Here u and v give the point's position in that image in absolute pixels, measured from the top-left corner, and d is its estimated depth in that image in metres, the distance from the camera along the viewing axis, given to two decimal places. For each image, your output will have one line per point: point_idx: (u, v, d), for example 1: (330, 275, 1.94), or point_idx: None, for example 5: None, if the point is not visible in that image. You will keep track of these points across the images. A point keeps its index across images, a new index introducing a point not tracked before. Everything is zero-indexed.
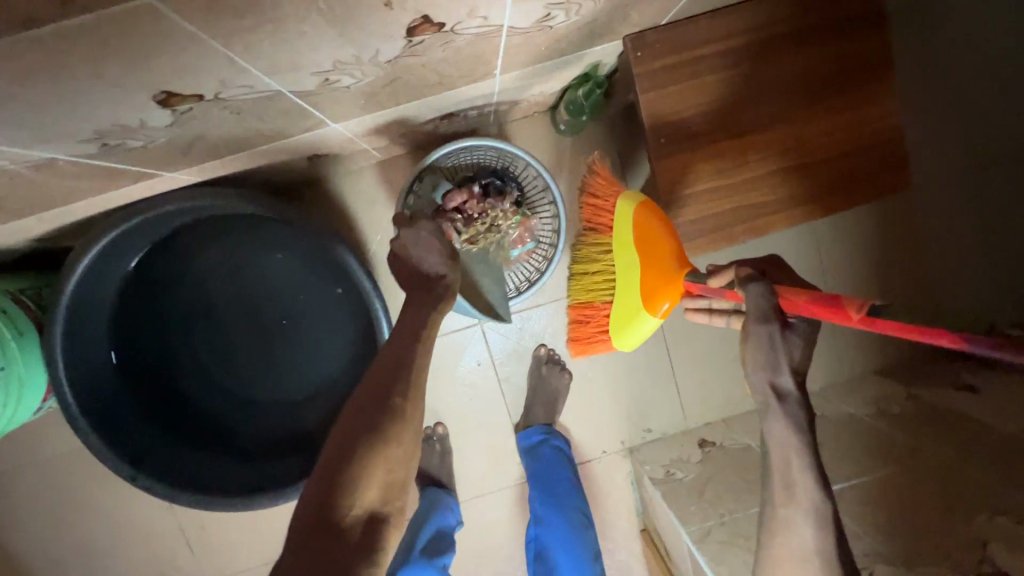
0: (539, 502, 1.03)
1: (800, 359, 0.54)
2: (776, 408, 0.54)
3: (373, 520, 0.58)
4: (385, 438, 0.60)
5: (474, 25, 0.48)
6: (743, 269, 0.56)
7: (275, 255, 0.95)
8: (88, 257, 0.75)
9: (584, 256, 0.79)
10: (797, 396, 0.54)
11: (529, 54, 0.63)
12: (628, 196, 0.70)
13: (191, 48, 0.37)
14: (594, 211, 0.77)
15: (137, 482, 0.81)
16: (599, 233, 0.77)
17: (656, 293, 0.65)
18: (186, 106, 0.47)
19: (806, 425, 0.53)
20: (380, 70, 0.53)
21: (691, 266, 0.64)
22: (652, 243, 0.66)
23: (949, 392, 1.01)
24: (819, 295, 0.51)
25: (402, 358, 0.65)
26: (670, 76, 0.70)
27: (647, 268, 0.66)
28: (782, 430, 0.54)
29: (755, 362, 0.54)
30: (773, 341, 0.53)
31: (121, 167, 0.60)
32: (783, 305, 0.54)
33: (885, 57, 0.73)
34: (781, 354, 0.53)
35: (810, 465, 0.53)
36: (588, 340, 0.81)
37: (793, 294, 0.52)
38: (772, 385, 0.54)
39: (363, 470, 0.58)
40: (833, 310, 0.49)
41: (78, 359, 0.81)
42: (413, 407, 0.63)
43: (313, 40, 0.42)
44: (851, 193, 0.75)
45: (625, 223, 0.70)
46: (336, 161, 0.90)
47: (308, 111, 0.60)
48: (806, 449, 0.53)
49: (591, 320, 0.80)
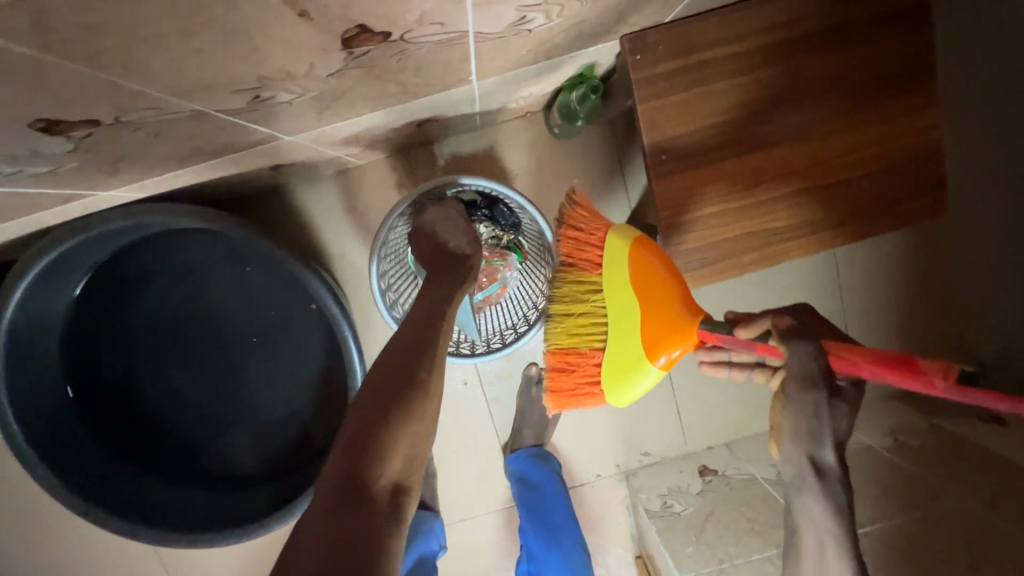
0: (533, 537, 0.96)
1: (846, 430, 0.46)
2: (814, 485, 0.45)
3: (398, 493, 0.52)
4: (411, 409, 0.55)
5: (430, 33, 0.40)
6: (778, 318, 0.49)
7: (242, 270, 0.88)
8: (28, 277, 0.68)
9: (566, 295, 0.69)
10: (839, 474, 0.45)
11: (508, 59, 0.55)
12: (621, 231, 0.65)
13: (47, 71, 0.29)
14: (575, 245, 0.68)
15: (88, 518, 0.75)
16: (584, 271, 0.68)
17: (662, 341, 0.59)
18: (83, 132, 0.39)
19: (846, 508, 0.45)
20: (324, 84, 0.45)
21: (703, 314, 0.59)
22: (654, 284, 0.60)
23: (974, 426, 0.93)
24: (888, 356, 0.43)
25: (396, 367, 0.58)
26: (673, 84, 0.61)
27: (651, 312, 0.60)
28: (818, 512, 0.45)
29: (795, 432, 0.45)
30: (818, 409, 0.44)
31: (37, 190, 0.52)
32: (837, 366, 0.46)
33: (923, 63, 0.63)
34: (825, 425, 0.45)
35: (847, 557, 0.45)
36: (569, 394, 0.70)
37: (852, 353, 0.45)
38: (811, 458, 0.45)
39: (390, 439, 0.53)
40: (909, 373, 0.42)
41: (25, 386, 0.74)
42: (436, 383, 0.58)
43: (218, 57, 0.33)
44: (882, 218, 0.66)
45: (617, 260, 0.64)
46: (307, 169, 0.82)
47: (249, 127, 0.51)
48: (845, 539, 0.45)
49: (574, 370, 0.68)
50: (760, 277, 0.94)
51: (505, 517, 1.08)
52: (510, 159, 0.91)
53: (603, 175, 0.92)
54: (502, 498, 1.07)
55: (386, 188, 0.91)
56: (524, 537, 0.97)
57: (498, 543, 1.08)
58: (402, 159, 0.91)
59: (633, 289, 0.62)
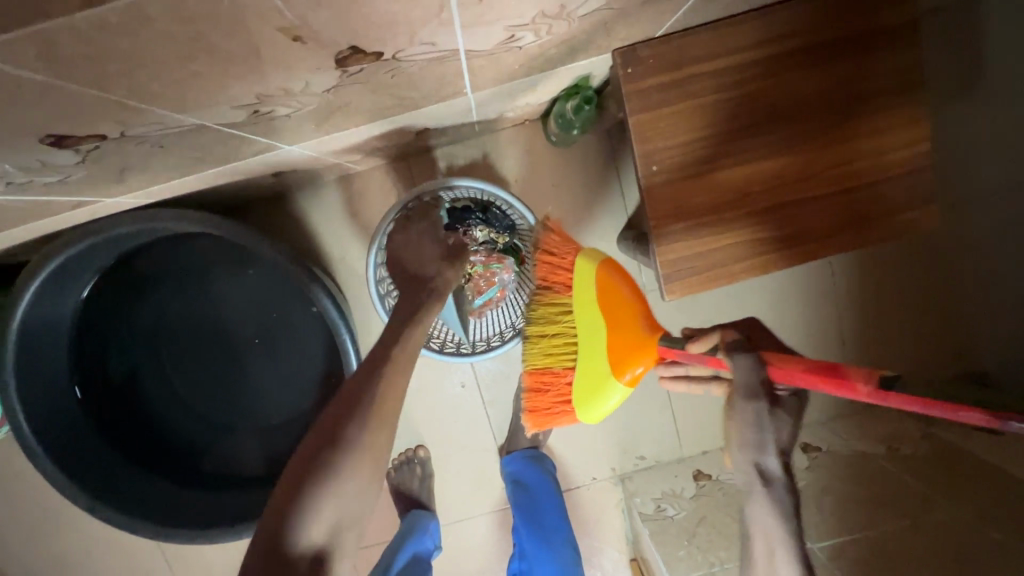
0: (526, 534, 0.97)
1: (788, 439, 0.48)
2: (761, 492, 0.47)
3: (320, 557, 0.54)
4: (340, 473, 0.56)
5: (421, 51, 0.41)
6: (726, 334, 0.54)
7: (245, 273, 0.91)
8: (36, 280, 0.70)
9: (539, 317, 0.71)
10: (785, 480, 0.48)
11: (502, 73, 0.56)
12: (589, 253, 0.67)
13: (52, 93, 0.30)
14: (549, 268, 0.70)
15: (95, 513, 0.77)
16: (557, 293, 0.70)
17: (626, 359, 0.62)
18: (89, 145, 0.41)
19: (793, 512, 0.47)
20: (321, 99, 0.46)
21: (663, 330, 0.62)
22: (617, 304, 0.63)
23: (968, 435, 0.93)
24: (820, 365, 0.47)
25: (334, 427, 0.58)
26: (665, 97, 0.63)
27: (615, 331, 0.63)
28: (768, 519, 0.47)
29: (740, 439, 0.47)
30: (760, 417, 0.47)
31: (47, 198, 0.54)
32: (775, 376, 0.49)
33: (913, 78, 0.65)
34: (768, 433, 0.47)
35: (797, 562, 0.47)
36: (546, 412, 0.73)
37: (788, 363, 0.48)
38: (756, 466, 0.47)
39: (315, 505, 0.54)
40: (839, 381, 0.46)
41: (34, 384, 0.76)
42: (376, 440, 0.59)
43: (216, 77, 0.35)
44: (871, 229, 0.67)
45: (585, 282, 0.66)
46: (308, 176, 0.84)
47: (249, 139, 0.53)
48: (795, 545, 0.47)
49: (550, 390, 0.72)
50: (753, 284, 0.95)
51: (500, 518, 1.09)
52: (507, 166, 0.93)
53: (599, 183, 0.93)
54: (498, 499, 1.09)
55: (385, 194, 0.92)
56: (518, 537, 0.99)
57: (493, 544, 1.09)
58: (402, 165, 0.92)
59: (599, 309, 0.64)
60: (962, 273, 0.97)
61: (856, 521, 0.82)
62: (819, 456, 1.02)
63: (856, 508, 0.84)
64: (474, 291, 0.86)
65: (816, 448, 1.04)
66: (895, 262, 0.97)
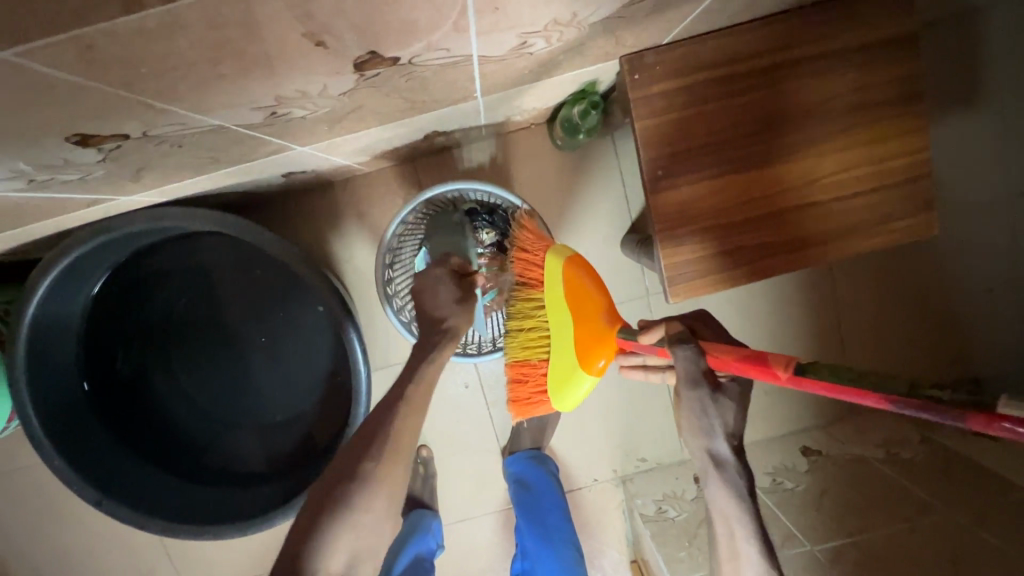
0: (528, 534, 0.98)
1: (735, 423, 0.53)
2: (715, 475, 0.53)
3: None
4: (357, 504, 0.56)
5: (437, 57, 0.42)
6: (672, 326, 0.56)
7: (252, 271, 0.92)
8: (49, 276, 0.70)
9: (517, 312, 0.72)
10: (736, 462, 0.53)
11: (512, 77, 0.57)
12: (557, 249, 0.68)
13: (85, 93, 0.32)
14: (524, 265, 0.71)
15: (101, 507, 0.77)
16: (531, 288, 0.70)
17: (590, 350, 0.64)
18: (113, 144, 0.42)
19: (745, 489, 0.53)
20: (337, 102, 0.47)
21: (622, 321, 0.64)
22: (582, 298, 0.64)
23: (967, 441, 0.94)
24: (748, 353, 0.49)
25: (347, 469, 0.58)
26: (671, 103, 0.64)
27: (580, 325, 0.64)
28: (724, 498, 0.53)
29: (690, 428, 0.52)
30: (704, 405, 0.51)
31: (66, 195, 0.56)
32: (713, 364, 0.52)
33: (913, 88, 0.66)
34: (714, 419, 0.52)
35: (752, 531, 0.53)
36: (526, 402, 0.73)
37: (721, 352, 0.50)
38: (708, 451, 0.53)
39: (333, 535, 0.54)
40: (761, 368, 0.47)
41: (44, 381, 0.77)
42: (390, 473, 0.58)
43: (240, 80, 0.36)
44: (870, 236, 0.68)
45: (554, 277, 0.67)
46: (317, 177, 0.85)
47: (265, 139, 0.54)
48: (749, 517, 0.53)
49: (529, 381, 0.72)
50: (755, 287, 0.96)
51: (501, 518, 1.10)
52: (513, 169, 0.94)
53: (603, 186, 0.95)
54: (500, 499, 1.09)
55: (392, 195, 0.93)
56: (520, 536, 0.99)
57: (493, 544, 1.10)
58: (409, 167, 0.93)
59: (565, 304, 0.65)
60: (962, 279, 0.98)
61: (855, 524, 0.83)
62: (819, 459, 1.03)
63: (856, 512, 0.85)
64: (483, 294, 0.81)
65: (816, 451, 1.05)
66: (897, 268, 0.98)
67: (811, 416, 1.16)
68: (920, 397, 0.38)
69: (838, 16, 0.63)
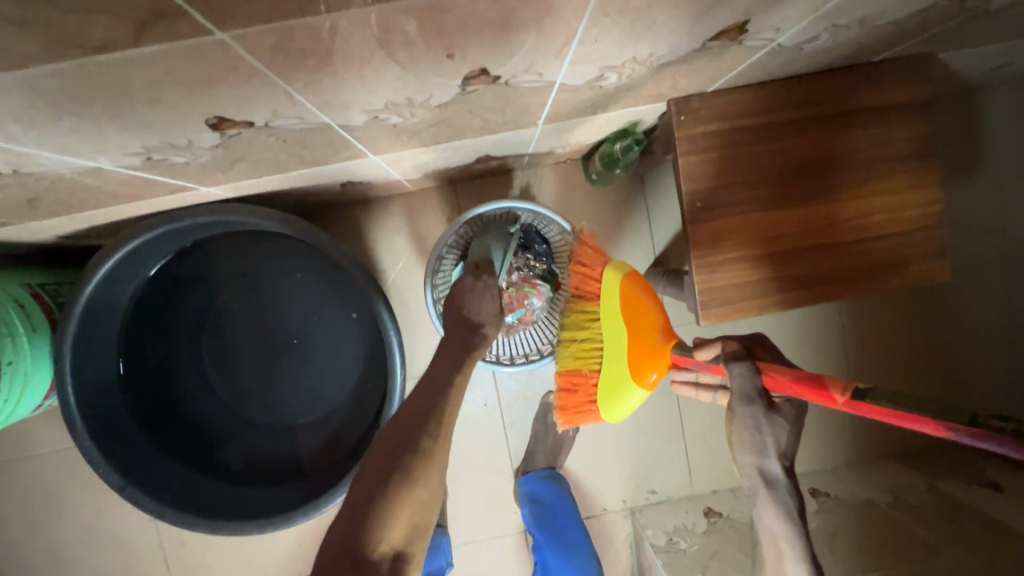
0: (549, 550, 0.99)
1: (787, 445, 0.56)
2: (765, 493, 0.55)
3: (399, 560, 0.55)
4: (413, 478, 0.59)
5: (529, 79, 0.49)
6: (729, 344, 0.60)
7: (294, 275, 0.96)
8: (112, 260, 0.73)
9: (572, 323, 0.77)
10: (786, 482, 0.56)
11: (575, 107, 0.64)
12: (616, 266, 0.73)
13: (254, 79, 0.37)
14: (581, 278, 0.76)
15: (123, 493, 0.77)
16: (586, 301, 0.76)
17: (643, 364, 0.68)
18: (236, 131, 0.48)
19: (794, 510, 0.56)
20: (429, 114, 0.54)
21: (677, 338, 0.68)
22: (639, 312, 0.69)
23: (971, 489, 0.97)
24: (804, 375, 0.53)
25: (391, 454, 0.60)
26: (710, 145, 0.71)
27: (635, 339, 0.69)
28: (773, 517, 0.56)
29: (742, 445, 0.55)
30: (757, 422, 0.55)
31: (161, 180, 0.60)
32: (767, 383, 0.56)
33: (926, 147, 0.74)
34: (767, 436, 0.55)
35: (802, 555, 0.55)
36: (575, 411, 0.78)
37: (778, 373, 0.55)
38: (759, 469, 0.55)
39: (395, 503, 0.57)
40: (819, 391, 0.51)
41: (85, 363, 0.78)
42: (440, 454, 0.63)
43: (370, 82, 0.42)
44: (890, 276, 0.75)
45: (611, 290, 0.72)
46: (368, 189, 0.90)
47: (351, 143, 0.60)
48: (798, 539, 0.55)
49: (578, 390, 0.77)
50: (772, 324, 1.01)
51: (510, 543, 1.09)
52: (548, 199, 1.01)
53: (631, 218, 1.01)
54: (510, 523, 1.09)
55: (432, 214, 0.99)
56: (540, 552, 1.01)
57: (500, 568, 1.09)
58: (451, 190, 1.00)
59: (621, 317, 0.70)
60: (962, 332, 1.03)
61: (866, 563, 0.84)
62: (828, 501, 1.05)
63: (866, 552, 0.87)
64: (507, 309, 0.88)
65: (825, 494, 1.07)
66: (903, 317, 1.03)
67: (817, 460, 1.18)
68: (983, 426, 0.41)
69: (863, 81, 0.71)
